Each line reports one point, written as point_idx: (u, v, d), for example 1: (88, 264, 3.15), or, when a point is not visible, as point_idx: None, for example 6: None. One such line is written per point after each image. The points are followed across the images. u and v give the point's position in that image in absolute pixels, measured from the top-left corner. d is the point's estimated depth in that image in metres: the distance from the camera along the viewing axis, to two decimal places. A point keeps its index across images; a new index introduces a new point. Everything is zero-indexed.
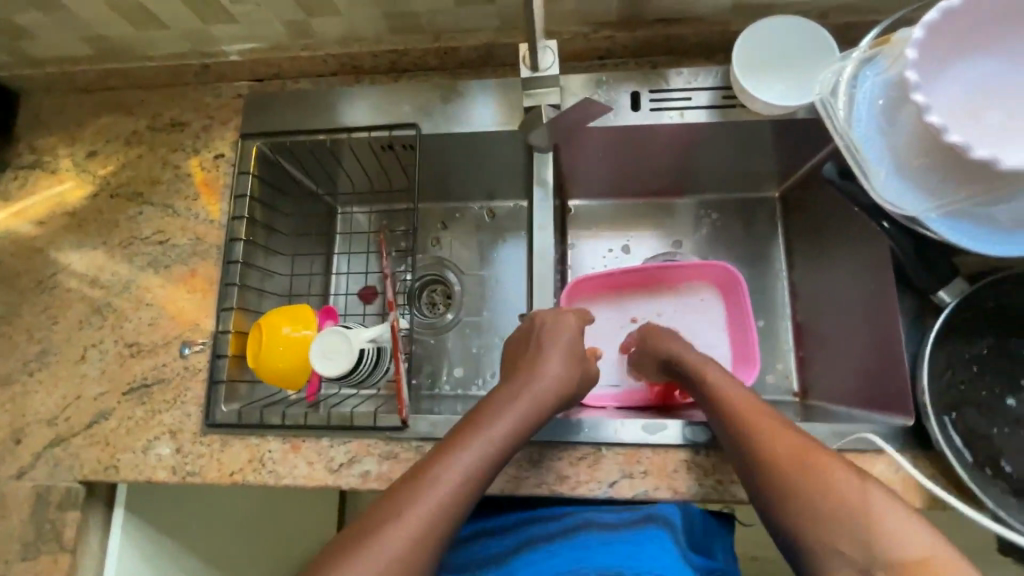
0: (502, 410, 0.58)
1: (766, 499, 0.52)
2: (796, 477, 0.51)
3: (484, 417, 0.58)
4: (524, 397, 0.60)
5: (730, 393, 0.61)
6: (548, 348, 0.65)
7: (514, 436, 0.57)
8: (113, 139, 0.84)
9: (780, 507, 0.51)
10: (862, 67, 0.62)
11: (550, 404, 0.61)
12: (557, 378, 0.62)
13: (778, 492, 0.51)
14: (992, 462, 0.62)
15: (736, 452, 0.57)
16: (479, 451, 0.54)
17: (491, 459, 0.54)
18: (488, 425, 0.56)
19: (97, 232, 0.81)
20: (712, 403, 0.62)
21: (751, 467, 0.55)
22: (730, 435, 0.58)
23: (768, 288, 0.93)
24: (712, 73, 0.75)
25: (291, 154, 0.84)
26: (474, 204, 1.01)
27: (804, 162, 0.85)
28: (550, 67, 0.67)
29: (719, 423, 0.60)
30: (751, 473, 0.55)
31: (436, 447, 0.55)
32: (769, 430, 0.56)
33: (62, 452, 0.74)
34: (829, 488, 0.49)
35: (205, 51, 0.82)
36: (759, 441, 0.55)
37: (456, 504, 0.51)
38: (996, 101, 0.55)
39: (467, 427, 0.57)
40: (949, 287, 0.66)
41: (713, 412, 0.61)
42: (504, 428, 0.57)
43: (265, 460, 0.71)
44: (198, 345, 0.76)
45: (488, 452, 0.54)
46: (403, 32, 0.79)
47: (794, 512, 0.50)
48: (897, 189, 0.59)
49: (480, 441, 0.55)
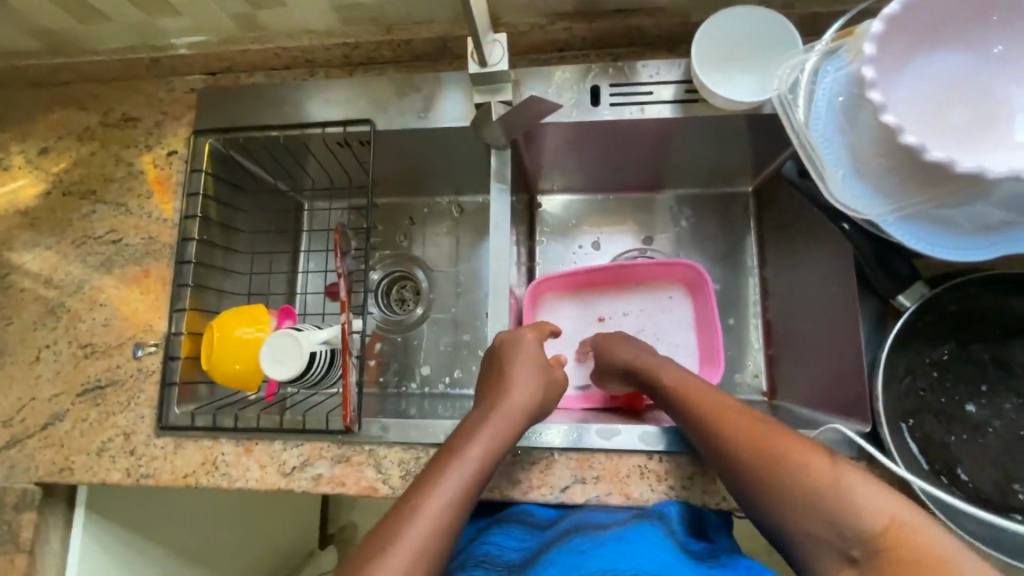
0: (474, 436, 0.57)
1: (742, 494, 0.52)
2: (757, 464, 0.51)
3: (458, 446, 0.56)
4: (495, 422, 0.59)
5: (694, 392, 0.61)
6: (512, 365, 0.65)
7: (490, 464, 0.56)
8: (66, 135, 0.83)
9: (753, 499, 0.51)
10: (824, 60, 0.59)
11: (520, 425, 0.61)
12: (518, 395, 0.62)
13: (748, 483, 0.51)
14: (948, 469, 0.61)
15: (705, 450, 0.57)
16: (458, 484, 0.53)
17: (471, 493, 0.53)
18: (462, 453, 0.55)
19: (51, 231, 0.80)
20: (679, 404, 0.62)
21: (721, 463, 0.54)
22: (696, 431, 0.58)
23: (739, 285, 0.91)
24: (675, 66, 0.72)
25: (246, 150, 0.82)
26: (443, 198, 0.99)
27: (775, 157, 0.83)
28: (499, 62, 0.66)
29: (686, 421, 0.60)
30: (722, 469, 0.54)
31: (416, 482, 0.53)
32: (734, 424, 0.55)
33: (17, 454, 0.73)
34: (787, 467, 0.49)
35: (154, 45, 0.80)
36: (723, 433, 0.55)
37: (442, 544, 0.49)
38: (957, 101, 0.52)
39: (443, 459, 0.55)
40: (908, 292, 0.65)
41: (679, 411, 0.61)
42: (481, 456, 0.56)
43: (218, 463, 0.70)
44: (151, 347, 0.75)
45: (468, 484, 0.53)
46: (355, 23, 0.76)
47: (765, 501, 0.49)
48: (855, 193, 0.57)
49: (459, 473, 0.53)
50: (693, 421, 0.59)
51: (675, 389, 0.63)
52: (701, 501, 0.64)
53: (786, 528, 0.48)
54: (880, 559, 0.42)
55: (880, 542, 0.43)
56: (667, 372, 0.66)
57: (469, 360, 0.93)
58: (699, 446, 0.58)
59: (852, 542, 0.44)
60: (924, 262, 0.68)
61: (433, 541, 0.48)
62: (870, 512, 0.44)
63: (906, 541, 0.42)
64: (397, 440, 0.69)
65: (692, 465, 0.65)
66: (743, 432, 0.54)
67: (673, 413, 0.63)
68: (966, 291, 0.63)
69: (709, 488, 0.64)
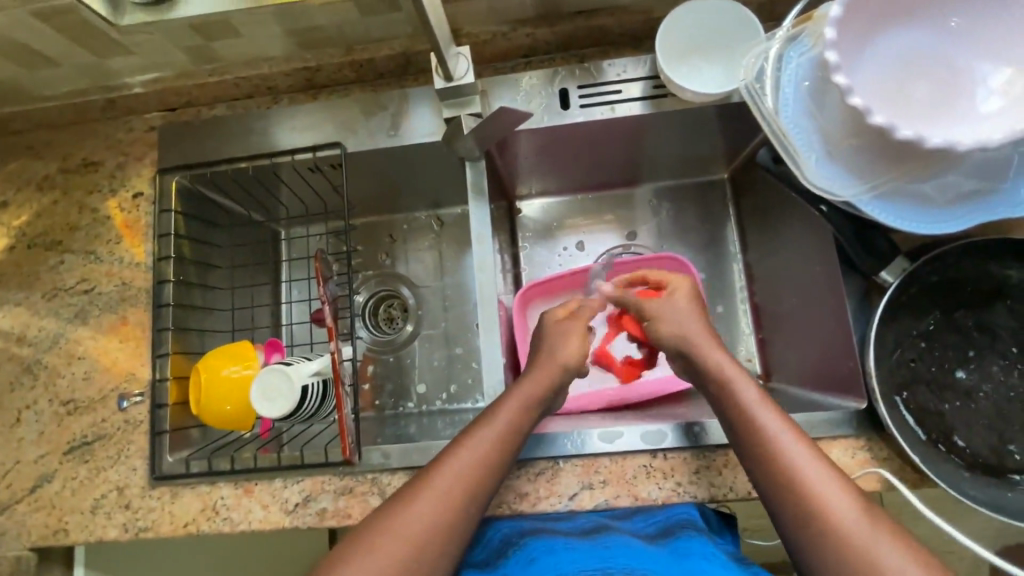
0: (469, 440, 0.58)
1: (801, 540, 0.51)
2: (842, 523, 0.50)
3: (450, 449, 0.58)
4: (493, 426, 0.59)
5: (775, 423, 0.56)
6: (536, 364, 0.64)
7: (486, 465, 0.57)
8: (23, 186, 0.80)
9: (815, 547, 0.50)
10: (786, 46, 0.60)
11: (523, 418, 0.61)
12: (519, 394, 0.61)
13: (812, 531, 0.51)
14: (944, 437, 0.62)
15: (767, 482, 0.54)
16: (446, 489, 0.55)
17: (461, 497, 0.56)
18: (455, 456, 0.57)
19: (18, 286, 0.77)
20: (754, 431, 0.56)
21: (783, 495, 0.53)
22: (770, 466, 0.54)
23: (724, 272, 0.91)
24: (641, 62, 0.72)
25: (214, 184, 0.80)
26: (421, 213, 0.98)
27: (747, 144, 0.83)
28: (465, 75, 0.66)
29: (760, 454, 0.55)
30: (787, 510, 0.52)
31: (410, 480, 0.57)
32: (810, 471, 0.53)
33: (7, 521, 0.70)
34: (866, 532, 0.50)
35: (109, 86, 0.78)
36: (809, 483, 0.52)
37: (434, 539, 0.53)
38: (920, 76, 0.53)
39: (441, 456, 0.58)
40: (891, 267, 0.67)
41: (748, 438, 0.56)
42: (473, 461, 0.57)
43: (218, 508, 0.69)
44: (137, 396, 0.73)
45: (456, 487, 0.56)
46: (314, 47, 0.75)
47: (835, 556, 0.49)
48: (833, 175, 0.57)
49: (460, 462, 0.57)
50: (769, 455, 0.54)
51: (753, 412, 0.56)
52: (706, 495, 0.64)
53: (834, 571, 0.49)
54: None
55: None
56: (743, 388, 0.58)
57: (464, 373, 0.92)
58: (762, 481, 0.55)
59: None
60: (901, 235, 0.69)
61: (461, 482, 0.56)
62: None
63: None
64: (400, 465, 0.68)
65: (698, 459, 0.65)
66: (830, 485, 0.52)
67: (738, 438, 0.57)
68: (946, 261, 0.64)
69: (716, 480, 0.64)
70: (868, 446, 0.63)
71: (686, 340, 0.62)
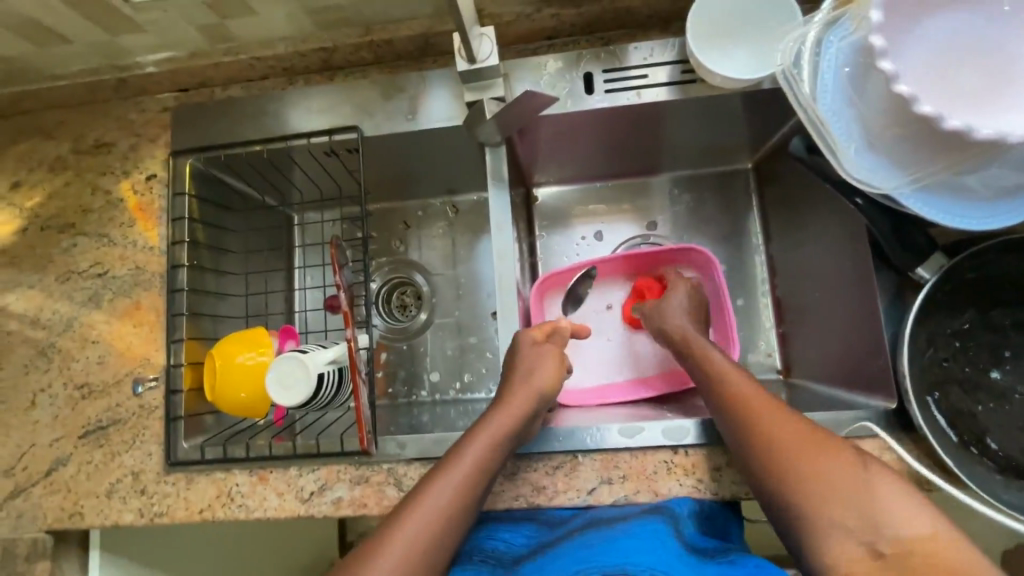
0: (459, 455, 0.57)
1: (775, 479, 0.52)
2: (814, 463, 0.51)
3: (439, 466, 0.57)
4: (487, 434, 0.59)
5: (740, 382, 0.60)
6: (513, 381, 0.62)
7: (491, 464, 0.58)
8: (36, 166, 0.78)
9: (791, 492, 0.51)
10: (826, 31, 0.57)
11: (525, 410, 0.60)
12: (516, 402, 0.61)
13: (781, 466, 0.52)
14: (977, 439, 0.60)
15: (735, 428, 0.57)
16: (438, 510, 0.54)
17: (465, 499, 0.55)
18: (444, 470, 0.56)
19: (32, 269, 0.76)
20: (721, 386, 0.61)
21: (749, 437, 0.56)
22: (737, 420, 0.57)
23: (746, 264, 0.89)
24: (669, 46, 0.70)
25: (228, 167, 0.79)
26: (436, 199, 0.96)
27: (774, 132, 0.80)
28: (488, 57, 0.63)
29: (726, 410, 0.59)
30: (754, 452, 0.55)
31: (402, 501, 0.55)
32: (772, 415, 0.56)
33: (23, 503, 0.71)
34: (831, 475, 0.50)
35: (120, 65, 0.76)
36: (772, 432, 0.54)
37: (438, 543, 0.52)
38: (969, 62, 0.50)
39: (445, 459, 0.58)
40: (927, 263, 0.63)
41: (717, 390, 0.61)
42: (470, 470, 0.56)
43: (232, 495, 0.68)
44: (151, 381, 0.73)
45: (452, 503, 0.54)
46: (331, 26, 0.73)
47: (805, 492, 0.50)
48: (870, 166, 0.55)
49: (464, 468, 0.56)
50: (736, 415, 0.58)
51: (714, 374, 0.63)
52: (726, 492, 0.63)
53: (804, 502, 0.50)
54: (902, 560, 0.45)
55: (905, 545, 0.45)
56: (717, 357, 0.65)
57: (477, 363, 0.91)
58: (733, 433, 0.57)
59: (880, 540, 0.46)
60: (938, 230, 0.66)
61: (467, 486, 0.56)
62: (912, 523, 0.46)
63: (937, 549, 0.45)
64: (415, 456, 0.67)
65: (719, 456, 0.64)
66: (791, 432, 0.54)
67: (711, 394, 0.62)
68: (986, 257, 0.61)
69: (738, 478, 0.63)
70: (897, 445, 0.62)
71: (667, 321, 0.74)
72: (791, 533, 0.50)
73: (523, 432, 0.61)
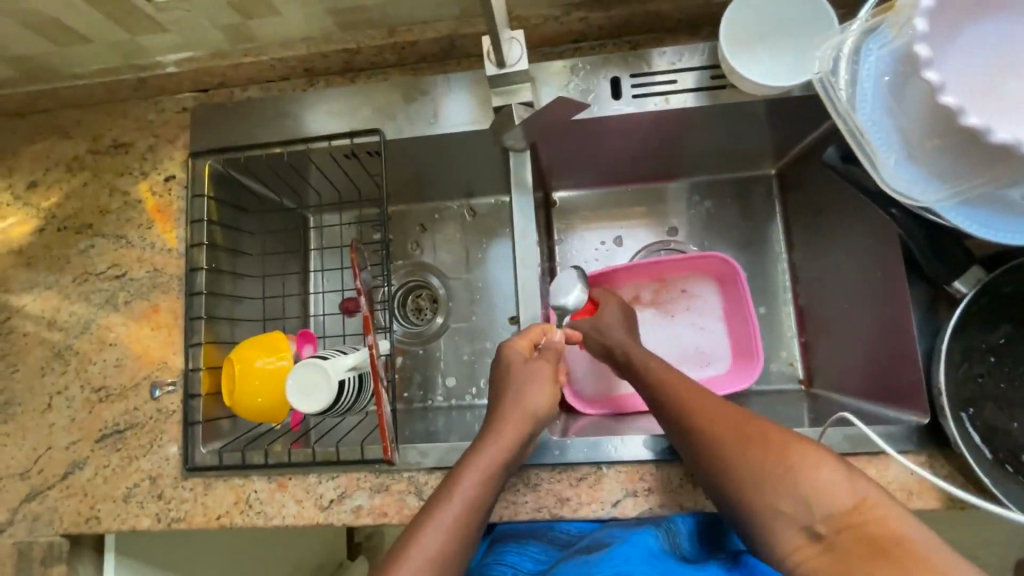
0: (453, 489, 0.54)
1: (714, 473, 0.51)
2: (744, 449, 0.50)
3: (436, 497, 0.53)
4: (485, 456, 0.56)
5: (674, 383, 0.60)
6: (506, 403, 0.61)
7: (492, 487, 0.55)
8: (53, 165, 0.78)
9: (729, 483, 0.49)
10: (865, 38, 0.55)
11: (524, 428, 0.59)
12: (514, 423, 0.59)
13: (715, 459, 0.51)
14: (1013, 457, 0.59)
15: (674, 428, 0.56)
16: (439, 544, 0.50)
17: (470, 526, 0.52)
18: (432, 512, 0.52)
19: (49, 269, 0.75)
20: (658, 388, 0.61)
21: (685, 434, 0.55)
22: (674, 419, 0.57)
23: (769, 271, 0.88)
24: (699, 50, 0.68)
25: (247, 169, 0.78)
26: (453, 203, 0.95)
27: (801, 139, 0.79)
28: (517, 61, 0.62)
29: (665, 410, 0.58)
30: (693, 450, 0.54)
31: (402, 535, 0.51)
32: (704, 408, 0.55)
33: (39, 506, 0.70)
34: (760, 456, 0.48)
35: (139, 64, 0.75)
36: (704, 424, 0.53)
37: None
38: (1016, 71, 0.49)
39: (444, 485, 0.55)
40: (964, 277, 0.62)
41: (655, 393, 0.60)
42: (473, 495, 0.53)
43: (251, 501, 0.68)
44: (169, 385, 0.72)
45: (448, 545, 0.50)
46: (354, 27, 0.71)
47: (738, 480, 0.49)
48: (909, 177, 0.55)
49: (464, 493, 0.53)
50: (672, 414, 0.57)
51: (655, 378, 0.62)
52: None
53: (739, 489, 0.48)
54: (845, 536, 0.43)
55: (848, 519, 0.44)
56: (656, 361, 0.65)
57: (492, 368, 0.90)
58: (674, 432, 0.57)
59: (818, 518, 0.44)
60: (973, 242, 0.65)
61: (470, 512, 0.53)
62: (843, 495, 0.45)
63: (876, 516, 0.43)
64: (436, 465, 0.66)
65: None
66: (721, 421, 0.53)
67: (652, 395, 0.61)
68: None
69: None
70: (928, 461, 0.61)
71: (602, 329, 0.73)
72: (741, 521, 0.49)
73: (520, 457, 0.59)
